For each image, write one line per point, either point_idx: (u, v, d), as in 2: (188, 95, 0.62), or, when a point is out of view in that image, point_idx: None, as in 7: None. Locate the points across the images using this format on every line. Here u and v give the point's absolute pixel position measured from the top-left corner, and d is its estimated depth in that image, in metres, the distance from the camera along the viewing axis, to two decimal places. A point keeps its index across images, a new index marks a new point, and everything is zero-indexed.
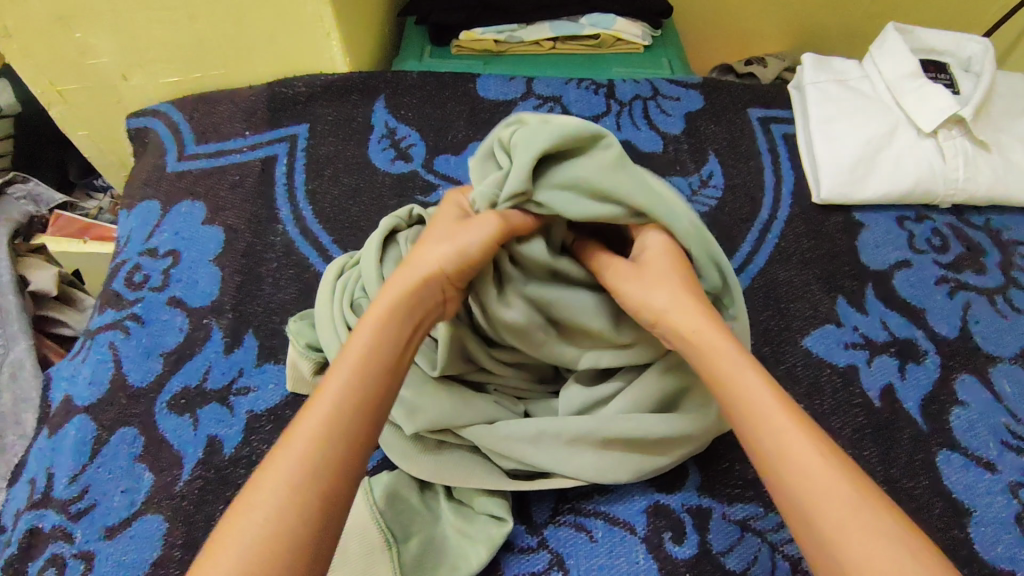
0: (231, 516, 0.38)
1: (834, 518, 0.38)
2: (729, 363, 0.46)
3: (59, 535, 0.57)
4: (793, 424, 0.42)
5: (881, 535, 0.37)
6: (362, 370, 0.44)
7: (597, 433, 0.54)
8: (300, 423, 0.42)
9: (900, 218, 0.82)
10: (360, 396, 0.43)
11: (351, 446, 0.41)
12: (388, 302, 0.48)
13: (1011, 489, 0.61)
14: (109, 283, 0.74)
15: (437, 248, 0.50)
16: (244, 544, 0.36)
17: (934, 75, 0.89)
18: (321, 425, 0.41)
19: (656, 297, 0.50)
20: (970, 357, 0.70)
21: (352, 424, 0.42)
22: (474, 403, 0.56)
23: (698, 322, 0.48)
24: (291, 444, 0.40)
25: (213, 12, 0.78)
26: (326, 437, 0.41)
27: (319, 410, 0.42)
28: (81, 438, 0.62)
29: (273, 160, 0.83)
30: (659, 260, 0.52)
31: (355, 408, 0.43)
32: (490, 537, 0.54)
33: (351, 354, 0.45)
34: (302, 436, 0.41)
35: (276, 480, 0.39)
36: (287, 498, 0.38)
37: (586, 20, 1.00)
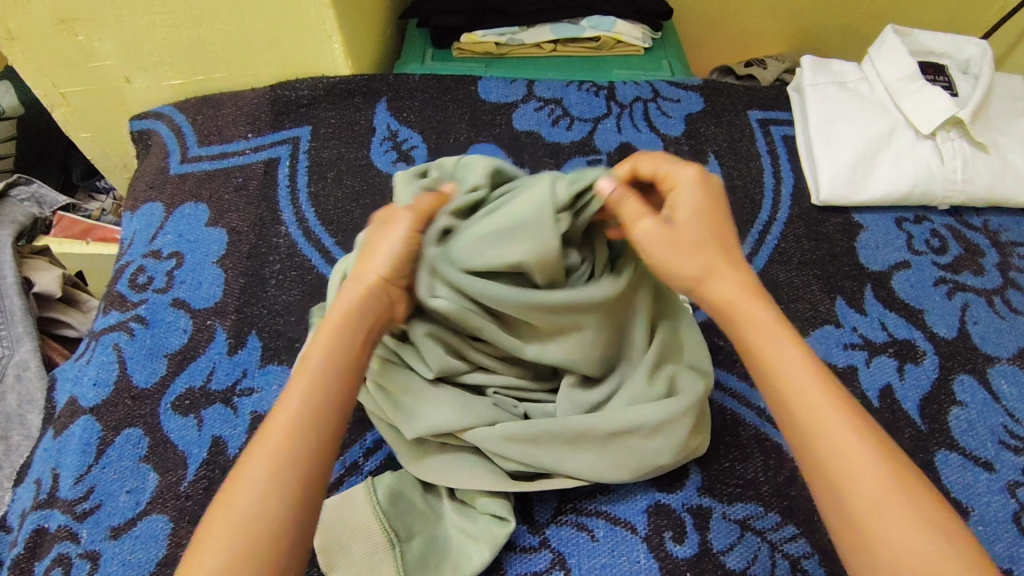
0: (221, 506, 0.42)
1: (865, 490, 0.41)
2: (766, 334, 0.48)
3: (65, 535, 0.57)
4: (826, 396, 0.45)
5: (907, 507, 0.40)
6: (321, 371, 0.47)
7: (594, 428, 0.55)
8: (269, 424, 0.45)
9: (899, 219, 0.82)
10: (320, 396, 0.46)
11: (322, 439, 0.45)
12: (339, 311, 0.50)
13: (1009, 488, 0.62)
14: (113, 284, 0.75)
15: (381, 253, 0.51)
16: (229, 532, 0.41)
17: (933, 78, 0.89)
18: (291, 423, 0.45)
19: (689, 265, 0.50)
20: (969, 358, 0.71)
21: (316, 417, 0.45)
22: (472, 406, 0.56)
23: (737, 286, 0.50)
24: (266, 440, 0.44)
25: (216, 17, 0.79)
26: (295, 436, 0.44)
27: (286, 410, 0.46)
28: (87, 439, 0.62)
29: (276, 161, 0.83)
30: (699, 204, 0.52)
31: (319, 405, 0.46)
32: (493, 535, 0.54)
33: (313, 350, 0.48)
34: (274, 435, 0.44)
35: (253, 476, 0.43)
36: (264, 492, 0.42)
37: (587, 22, 1.01)
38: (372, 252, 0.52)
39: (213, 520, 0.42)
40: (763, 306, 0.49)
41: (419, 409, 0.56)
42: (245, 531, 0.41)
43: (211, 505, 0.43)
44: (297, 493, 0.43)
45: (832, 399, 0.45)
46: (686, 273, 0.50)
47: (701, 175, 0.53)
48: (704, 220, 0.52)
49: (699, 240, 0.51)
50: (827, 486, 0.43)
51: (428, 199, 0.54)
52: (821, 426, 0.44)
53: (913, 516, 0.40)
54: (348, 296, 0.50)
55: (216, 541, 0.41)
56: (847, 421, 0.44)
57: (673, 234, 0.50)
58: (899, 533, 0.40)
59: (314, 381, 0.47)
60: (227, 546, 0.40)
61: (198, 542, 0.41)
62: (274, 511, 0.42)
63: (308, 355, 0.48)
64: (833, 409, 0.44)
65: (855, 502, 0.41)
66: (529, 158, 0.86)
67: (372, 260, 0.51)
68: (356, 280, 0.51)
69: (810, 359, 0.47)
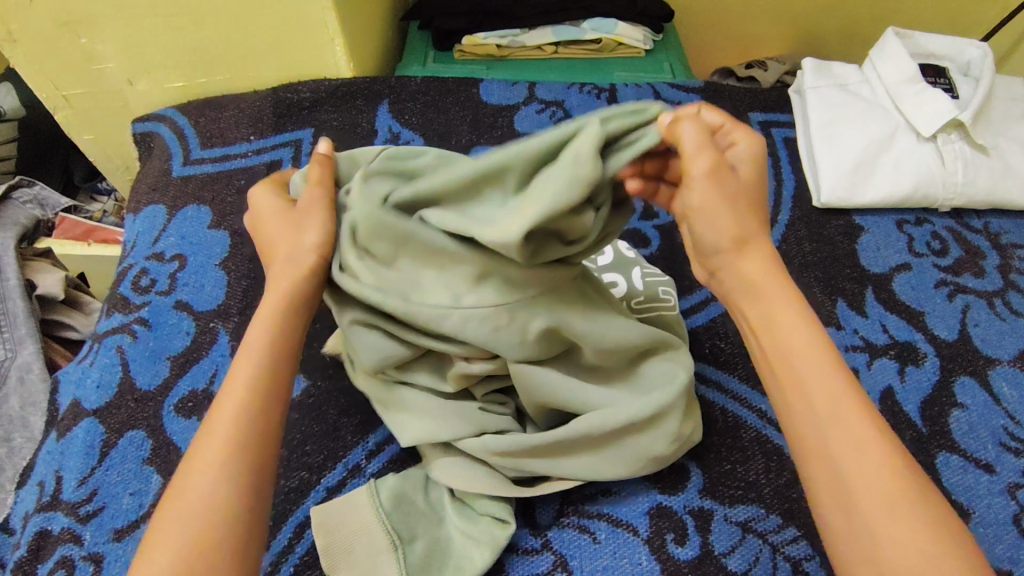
0: (171, 496, 0.43)
1: (874, 487, 0.41)
2: (786, 316, 0.48)
3: (68, 537, 0.58)
4: (841, 389, 0.44)
5: (914, 505, 0.40)
6: (262, 353, 0.48)
7: (587, 433, 0.54)
8: (214, 410, 0.46)
9: (899, 221, 0.82)
10: (263, 377, 0.47)
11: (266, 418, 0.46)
12: (272, 294, 0.50)
13: (1010, 489, 0.62)
14: (116, 286, 0.75)
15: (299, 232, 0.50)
16: (182, 522, 0.41)
17: (934, 80, 0.90)
18: (237, 406, 0.45)
19: (728, 230, 0.50)
20: (970, 360, 0.71)
21: (260, 402, 0.46)
22: (457, 416, 0.55)
23: (765, 262, 0.50)
24: (213, 426, 0.45)
25: (220, 19, 0.79)
26: (241, 418, 0.45)
27: (231, 393, 0.46)
28: (90, 441, 0.63)
29: (278, 164, 0.84)
30: (749, 172, 0.51)
31: (261, 389, 0.46)
32: (495, 539, 0.55)
33: (251, 331, 0.49)
34: (220, 419, 0.45)
35: (203, 459, 0.43)
36: (215, 473, 0.43)
37: (589, 24, 1.01)
38: (277, 236, 0.52)
39: (167, 511, 0.42)
40: (788, 286, 0.49)
41: (407, 419, 0.56)
42: (197, 516, 0.41)
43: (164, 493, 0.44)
44: (247, 472, 0.44)
45: (848, 392, 0.44)
46: (732, 233, 0.50)
47: (761, 147, 0.51)
48: (759, 181, 0.51)
49: (749, 200, 0.50)
50: (835, 479, 0.42)
51: (315, 170, 0.52)
52: (833, 419, 0.44)
53: (922, 516, 0.40)
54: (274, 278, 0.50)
55: (168, 527, 0.41)
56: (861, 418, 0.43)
57: (730, 196, 0.49)
58: (905, 533, 0.39)
59: (257, 362, 0.47)
60: (179, 529, 0.41)
61: (153, 530, 0.42)
62: (225, 492, 0.42)
63: (247, 336, 0.49)
64: (848, 402, 0.44)
65: (862, 498, 0.41)
66: None
67: (283, 240, 0.51)
68: (275, 261, 0.51)
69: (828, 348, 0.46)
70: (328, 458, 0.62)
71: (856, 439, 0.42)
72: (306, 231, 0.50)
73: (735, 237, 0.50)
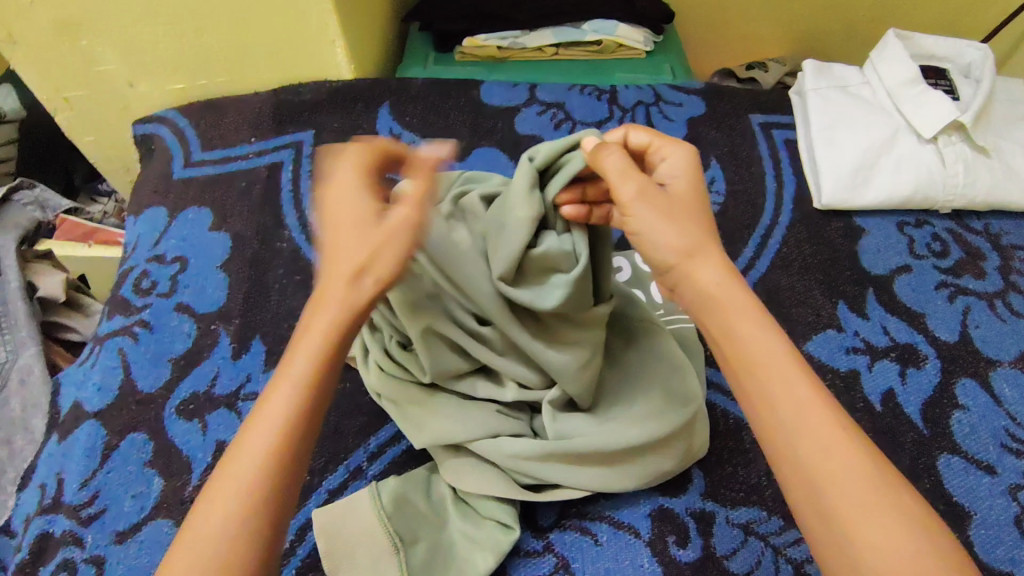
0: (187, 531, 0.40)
1: (846, 491, 0.40)
2: (746, 321, 0.46)
3: (70, 540, 0.58)
4: (810, 391, 0.44)
5: (887, 509, 0.40)
6: (301, 380, 0.44)
7: (601, 451, 0.55)
8: (242, 440, 0.42)
9: (900, 223, 0.83)
10: (300, 410, 0.43)
11: (297, 454, 0.43)
12: (327, 318, 0.46)
13: (1011, 491, 0.62)
14: (117, 288, 0.75)
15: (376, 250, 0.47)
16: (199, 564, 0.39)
17: (935, 81, 0.90)
18: (268, 440, 0.42)
19: (681, 239, 0.48)
20: (971, 362, 0.71)
21: (297, 441, 0.43)
22: (477, 419, 0.57)
23: (720, 271, 0.48)
24: (240, 459, 0.42)
25: (220, 21, 0.79)
26: (272, 454, 0.42)
27: (262, 425, 0.42)
28: (91, 443, 0.63)
29: (279, 166, 0.84)
30: (688, 184, 0.51)
31: (299, 426, 0.43)
32: (498, 543, 0.55)
33: (296, 355, 0.45)
34: (248, 452, 0.42)
35: (225, 498, 0.40)
36: (237, 512, 0.40)
37: (589, 25, 1.01)
38: (346, 245, 0.47)
39: (183, 544, 0.40)
40: (741, 291, 0.48)
41: (426, 419, 0.56)
42: (214, 559, 0.39)
43: (181, 526, 0.41)
44: (270, 513, 0.41)
45: (814, 396, 0.43)
46: (685, 242, 0.48)
47: (692, 159, 0.52)
48: (697, 191, 0.51)
49: (692, 212, 0.50)
50: (810, 486, 0.41)
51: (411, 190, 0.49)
52: (802, 426, 0.43)
53: (897, 518, 0.39)
54: (331, 296, 0.46)
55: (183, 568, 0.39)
56: (829, 420, 0.43)
57: (673, 210, 0.49)
58: (880, 536, 0.39)
59: (294, 393, 0.43)
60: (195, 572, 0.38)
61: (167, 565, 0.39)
62: (246, 532, 0.40)
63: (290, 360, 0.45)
64: (816, 406, 0.43)
65: (834, 503, 0.40)
66: None
67: (354, 252, 0.47)
68: (337, 275, 0.46)
69: (791, 353, 0.45)
70: (330, 461, 0.62)
71: (826, 443, 0.42)
72: (385, 256, 0.47)
73: (681, 246, 0.48)
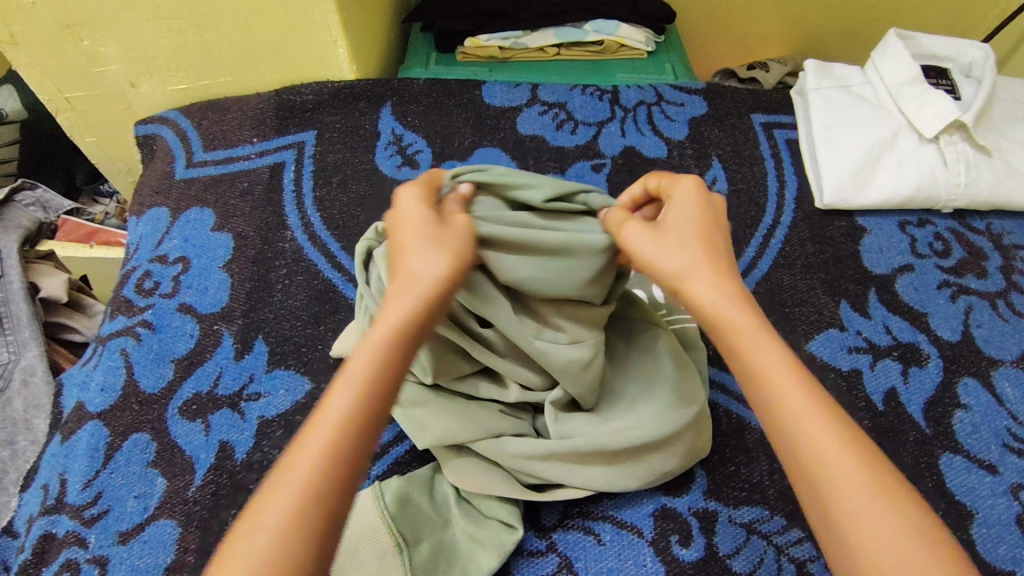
0: (236, 539, 0.38)
1: (849, 502, 0.39)
2: (746, 338, 0.45)
3: (73, 540, 0.58)
4: (812, 406, 0.42)
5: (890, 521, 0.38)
6: (360, 378, 0.43)
7: (604, 449, 0.55)
8: (303, 438, 0.41)
9: (902, 222, 0.83)
10: (362, 404, 0.42)
11: (357, 450, 0.41)
12: (392, 317, 0.46)
13: (1013, 491, 0.62)
14: (120, 289, 0.75)
15: (423, 255, 0.47)
16: (248, 566, 0.37)
17: (936, 81, 0.90)
18: (327, 438, 0.41)
19: (674, 258, 0.49)
20: (973, 361, 0.71)
21: (356, 438, 0.42)
22: (479, 419, 0.57)
23: (720, 293, 0.47)
24: (296, 461, 0.40)
25: (223, 22, 0.79)
26: (333, 449, 0.41)
27: (322, 423, 0.42)
28: (94, 444, 0.63)
29: (281, 166, 0.84)
30: (689, 211, 0.51)
31: (360, 422, 0.42)
32: (502, 543, 0.55)
33: (353, 358, 0.44)
34: (308, 449, 0.40)
35: (282, 494, 0.39)
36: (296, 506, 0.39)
37: (591, 25, 1.01)
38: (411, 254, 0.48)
39: (231, 549, 0.38)
40: (745, 315, 0.46)
41: (427, 418, 0.56)
42: (267, 553, 0.37)
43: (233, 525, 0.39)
44: (324, 505, 0.39)
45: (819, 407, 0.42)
46: (668, 268, 0.49)
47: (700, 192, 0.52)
48: (706, 217, 0.51)
49: (688, 238, 0.50)
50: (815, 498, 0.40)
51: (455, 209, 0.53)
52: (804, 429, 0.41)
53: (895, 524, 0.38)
54: (398, 297, 0.46)
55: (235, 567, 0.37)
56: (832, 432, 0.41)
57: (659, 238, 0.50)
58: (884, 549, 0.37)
59: (353, 389, 0.43)
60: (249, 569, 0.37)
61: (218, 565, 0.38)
62: (303, 525, 0.38)
63: (348, 362, 0.44)
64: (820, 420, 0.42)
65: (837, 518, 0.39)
66: (534, 162, 0.86)
67: (418, 253, 0.48)
68: (403, 277, 0.47)
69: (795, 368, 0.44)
70: None
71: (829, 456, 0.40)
72: (445, 255, 0.48)
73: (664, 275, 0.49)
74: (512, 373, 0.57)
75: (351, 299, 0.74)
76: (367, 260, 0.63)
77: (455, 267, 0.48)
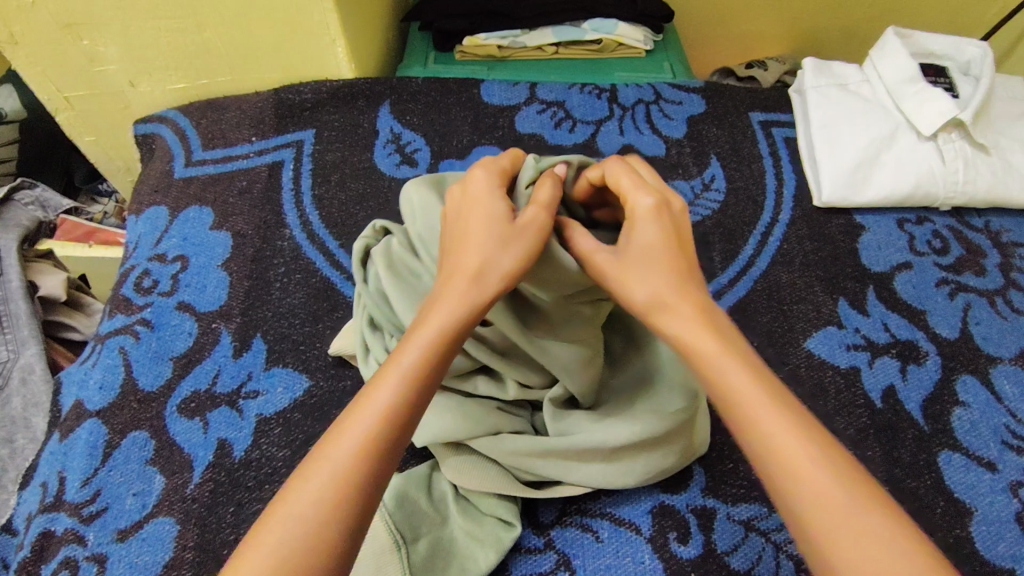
0: (270, 520, 0.40)
1: (829, 521, 0.38)
2: (714, 358, 0.45)
3: (71, 538, 0.58)
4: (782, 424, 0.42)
5: (874, 536, 0.37)
6: (408, 374, 0.44)
7: (601, 447, 0.55)
8: (345, 425, 0.43)
9: (900, 220, 0.83)
10: (405, 402, 0.44)
11: (392, 446, 0.43)
12: (445, 313, 0.47)
13: (1012, 488, 0.62)
14: (119, 287, 0.75)
15: (484, 255, 0.48)
16: (283, 547, 0.38)
17: (934, 79, 0.90)
18: (369, 427, 0.43)
19: (644, 287, 0.48)
20: (971, 358, 0.71)
21: (397, 432, 0.43)
22: (477, 415, 0.57)
23: (688, 317, 0.47)
24: (339, 448, 0.42)
25: (221, 21, 0.79)
26: (371, 444, 0.42)
27: (366, 413, 0.43)
28: (92, 442, 0.63)
29: (280, 165, 0.84)
30: (647, 231, 0.50)
31: (402, 418, 0.44)
32: (500, 540, 0.55)
33: (403, 351, 0.46)
34: (348, 440, 0.42)
35: (318, 483, 0.41)
36: (330, 497, 0.40)
37: (589, 24, 1.01)
38: (475, 250, 0.49)
39: (264, 528, 0.40)
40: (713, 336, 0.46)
41: (426, 416, 0.56)
42: (305, 535, 0.39)
43: (266, 506, 0.41)
44: (364, 495, 0.41)
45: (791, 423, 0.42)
46: (638, 299, 0.48)
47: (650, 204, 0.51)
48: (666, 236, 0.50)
49: (653, 265, 0.49)
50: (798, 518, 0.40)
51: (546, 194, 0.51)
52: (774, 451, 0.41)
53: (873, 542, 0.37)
54: (454, 293, 0.47)
55: (260, 550, 0.38)
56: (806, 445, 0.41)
57: (624, 266, 0.49)
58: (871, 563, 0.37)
59: (400, 384, 0.44)
60: (277, 555, 0.38)
61: (247, 544, 0.39)
62: (337, 519, 0.40)
63: (397, 353, 0.46)
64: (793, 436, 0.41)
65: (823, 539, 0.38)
66: None
67: (479, 250, 0.48)
68: (462, 271, 0.48)
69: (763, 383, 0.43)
70: None
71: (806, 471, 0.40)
72: (508, 258, 0.48)
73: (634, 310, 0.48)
74: (512, 371, 0.57)
75: (349, 297, 0.74)
76: (365, 258, 0.64)
77: (515, 269, 0.48)
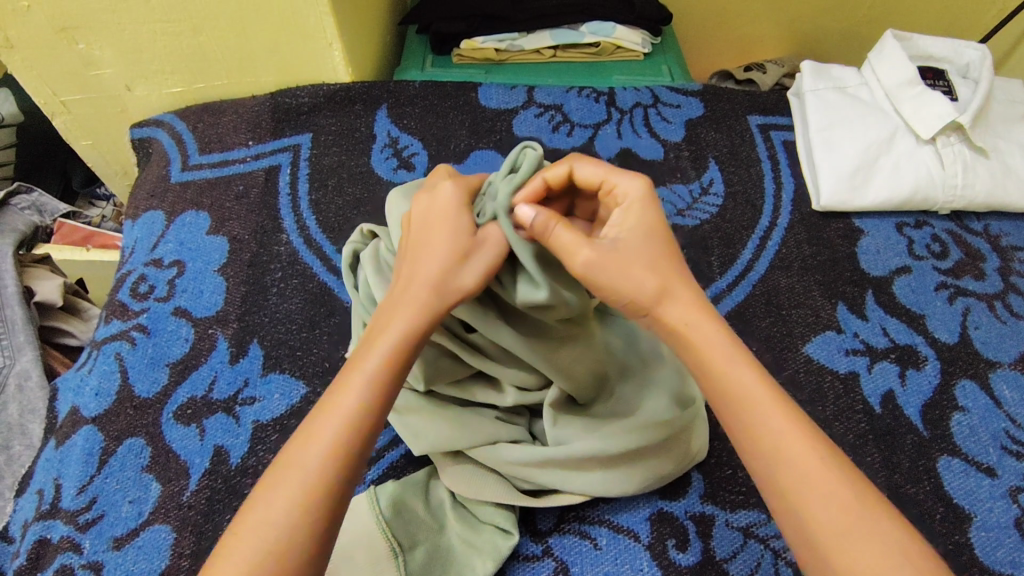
0: (242, 520, 0.41)
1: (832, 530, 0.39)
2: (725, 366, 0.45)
3: (67, 546, 0.57)
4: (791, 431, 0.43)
5: (879, 539, 0.39)
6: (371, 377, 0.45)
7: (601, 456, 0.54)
8: (312, 429, 0.44)
9: (899, 224, 0.83)
10: (370, 402, 0.45)
11: (358, 447, 0.44)
12: (406, 316, 0.47)
13: (1012, 493, 0.62)
14: (115, 293, 0.75)
15: (445, 263, 0.48)
16: (252, 549, 0.40)
17: (931, 84, 0.89)
18: (333, 434, 0.43)
19: (644, 283, 0.47)
20: (971, 363, 0.71)
21: (356, 436, 0.44)
22: (473, 424, 0.57)
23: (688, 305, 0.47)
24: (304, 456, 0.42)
25: (217, 26, 0.79)
26: (336, 445, 0.43)
27: (330, 418, 0.44)
28: (89, 449, 0.63)
29: (277, 169, 0.84)
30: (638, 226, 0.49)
31: (365, 421, 0.44)
32: (496, 549, 0.55)
33: (368, 356, 0.46)
34: (312, 449, 0.43)
35: (287, 487, 0.42)
36: (293, 506, 0.41)
37: (587, 27, 1.01)
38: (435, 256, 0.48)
39: (238, 530, 0.41)
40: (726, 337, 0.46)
41: (421, 425, 0.56)
42: (273, 539, 0.40)
43: (238, 515, 0.42)
44: (326, 496, 0.42)
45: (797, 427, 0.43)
46: (644, 290, 0.47)
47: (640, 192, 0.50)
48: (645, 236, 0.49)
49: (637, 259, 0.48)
50: (802, 525, 0.40)
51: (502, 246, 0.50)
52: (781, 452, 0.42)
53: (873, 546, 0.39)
54: (410, 301, 0.47)
55: (236, 549, 0.40)
56: (810, 450, 0.42)
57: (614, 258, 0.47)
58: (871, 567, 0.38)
59: (365, 388, 0.45)
60: (250, 558, 0.39)
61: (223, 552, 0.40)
62: (304, 521, 0.41)
63: (361, 356, 0.46)
64: (796, 438, 0.42)
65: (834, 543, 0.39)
66: None
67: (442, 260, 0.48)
68: (423, 276, 0.47)
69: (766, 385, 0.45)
70: None
71: (818, 484, 0.41)
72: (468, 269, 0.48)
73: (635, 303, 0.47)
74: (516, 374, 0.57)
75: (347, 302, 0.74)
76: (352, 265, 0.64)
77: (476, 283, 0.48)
